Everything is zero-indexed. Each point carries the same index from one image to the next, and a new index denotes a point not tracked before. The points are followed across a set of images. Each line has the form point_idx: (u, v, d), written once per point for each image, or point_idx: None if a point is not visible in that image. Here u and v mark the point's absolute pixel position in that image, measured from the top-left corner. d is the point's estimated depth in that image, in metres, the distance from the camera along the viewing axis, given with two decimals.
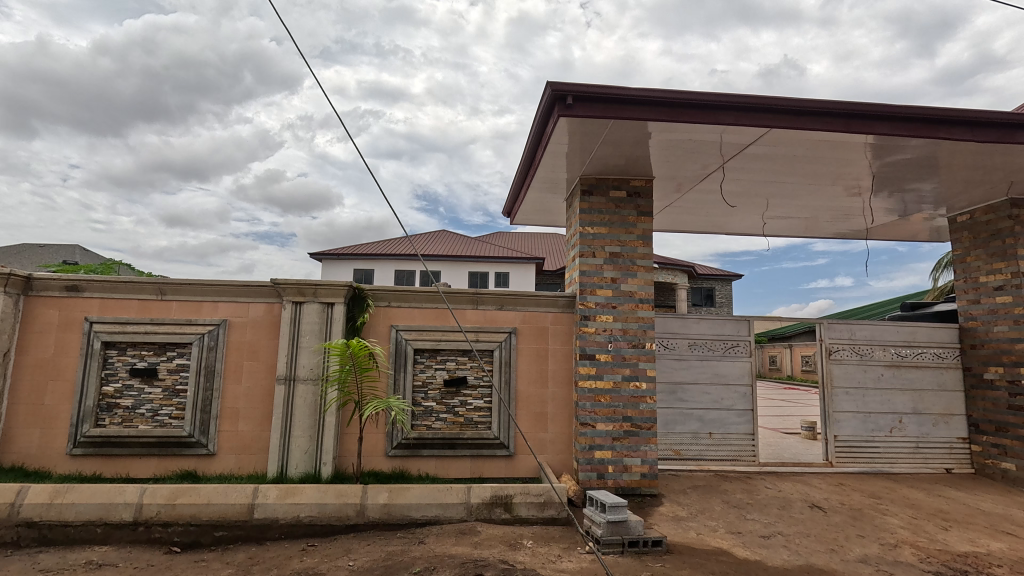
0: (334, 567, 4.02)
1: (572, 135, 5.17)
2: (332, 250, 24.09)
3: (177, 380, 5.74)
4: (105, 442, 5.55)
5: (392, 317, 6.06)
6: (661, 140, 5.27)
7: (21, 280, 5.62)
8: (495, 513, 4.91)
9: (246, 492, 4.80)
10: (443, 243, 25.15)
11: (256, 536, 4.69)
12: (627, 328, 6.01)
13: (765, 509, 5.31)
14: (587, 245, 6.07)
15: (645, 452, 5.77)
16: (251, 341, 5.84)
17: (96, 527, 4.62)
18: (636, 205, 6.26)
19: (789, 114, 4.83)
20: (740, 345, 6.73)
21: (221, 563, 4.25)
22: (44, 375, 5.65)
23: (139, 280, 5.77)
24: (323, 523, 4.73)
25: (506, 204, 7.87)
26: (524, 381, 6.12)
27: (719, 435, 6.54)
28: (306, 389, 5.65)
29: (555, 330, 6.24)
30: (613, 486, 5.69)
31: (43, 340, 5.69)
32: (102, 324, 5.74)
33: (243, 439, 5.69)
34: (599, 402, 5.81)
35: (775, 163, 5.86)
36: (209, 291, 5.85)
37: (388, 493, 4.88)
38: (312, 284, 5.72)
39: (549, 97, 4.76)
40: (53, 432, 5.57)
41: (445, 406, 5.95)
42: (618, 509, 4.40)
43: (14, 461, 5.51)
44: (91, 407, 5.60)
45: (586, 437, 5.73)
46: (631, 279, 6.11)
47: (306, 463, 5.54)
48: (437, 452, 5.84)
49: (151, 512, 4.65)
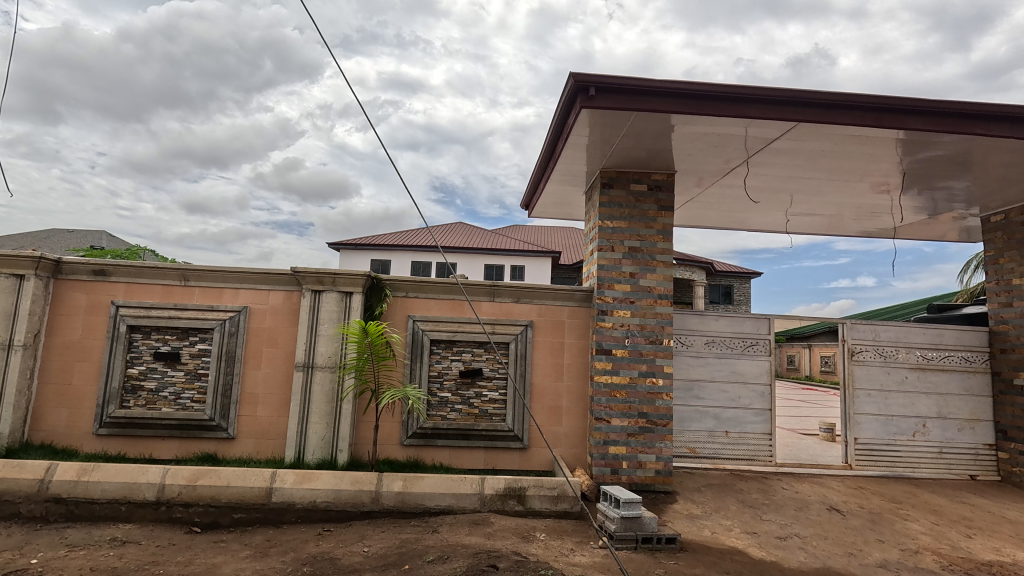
0: (350, 553, 4.07)
1: (594, 127, 5.10)
2: (350, 240, 24.28)
3: (199, 364, 5.84)
4: (130, 423, 5.70)
5: (410, 307, 6.10)
6: (683, 133, 5.16)
7: (51, 264, 5.76)
8: (509, 505, 4.93)
9: (265, 476, 4.88)
10: (459, 235, 25.24)
11: (273, 519, 4.77)
12: (645, 323, 5.95)
13: (781, 510, 5.23)
14: (605, 239, 6.01)
15: (660, 449, 5.73)
16: (271, 327, 5.93)
17: (121, 505, 4.75)
18: (657, 200, 6.17)
19: (817, 108, 4.69)
20: (759, 344, 6.62)
21: (240, 544, 4.33)
22: (72, 356, 5.80)
23: (163, 265, 5.86)
24: (339, 509, 4.81)
25: (524, 196, 7.85)
26: (540, 374, 6.11)
27: (735, 434, 6.46)
28: (323, 376, 5.72)
29: (572, 324, 6.21)
30: (627, 482, 5.66)
31: (71, 323, 5.84)
32: (128, 308, 5.87)
33: (262, 424, 5.78)
34: (614, 397, 5.78)
35: (801, 158, 5.71)
36: (231, 278, 5.94)
37: (403, 481, 4.92)
38: (331, 273, 5.76)
39: (572, 87, 4.68)
40: (80, 411, 5.73)
41: (460, 397, 5.98)
42: (633, 505, 4.37)
43: (44, 438, 5.70)
44: (117, 388, 5.74)
45: (601, 432, 5.71)
46: (651, 274, 6.03)
47: (323, 449, 5.62)
48: (451, 442, 5.87)
49: (173, 493, 4.76)
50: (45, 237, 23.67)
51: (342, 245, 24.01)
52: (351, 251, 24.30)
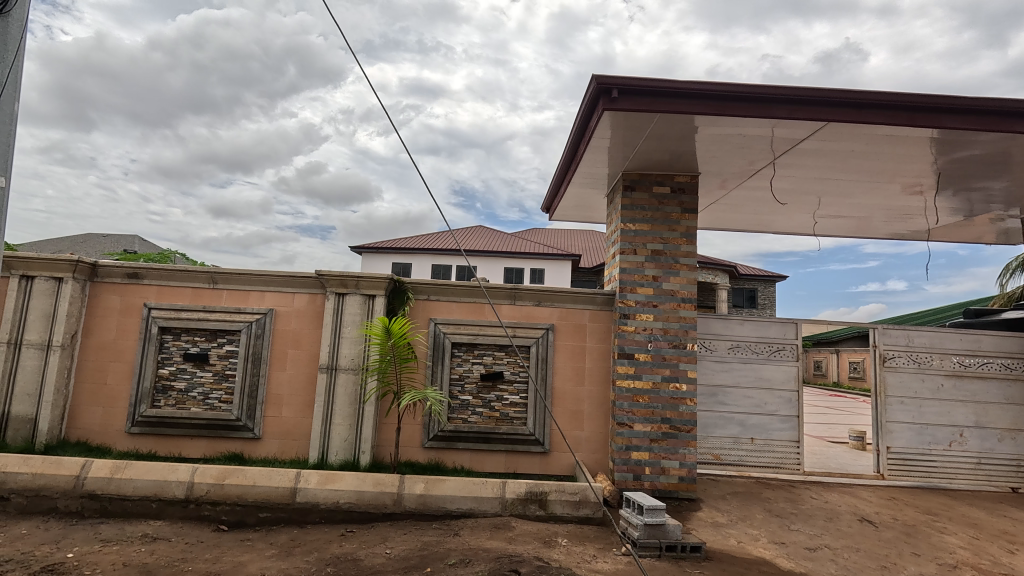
0: (372, 554, 4.09)
1: (616, 129, 5.07)
2: (372, 243, 24.60)
3: (226, 365, 5.97)
4: (161, 422, 5.85)
5: (431, 310, 6.14)
6: (707, 135, 5.09)
7: (87, 267, 5.97)
8: (530, 510, 4.90)
9: (290, 476, 4.95)
10: (479, 239, 25.34)
11: (297, 519, 4.84)
12: (668, 327, 5.87)
13: (811, 521, 5.09)
14: (627, 242, 5.96)
15: (684, 455, 5.63)
16: (296, 330, 6.03)
17: (152, 502, 4.88)
18: (681, 202, 6.09)
19: (848, 107, 4.57)
20: (785, 349, 6.47)
21: (265, 543, 4.40)
22: (107, 356, 5.99)
23: (193, 268, 6.02)
24: (361, 510, 4.84)
25: (545, 200, 7.85)
26: (561, 378, 6.08)
27: (761, 441, 6.32)
28: (347, 378, 5.78)
29: (593, 328, 6.16)
30: (650, 488, 5.59)
31: (106, 324, 6.03)
32: (159, 310, 6.03)
33: (286, 424, 5.88)
34: (637, 402, 5.71)
35: (829, 160, 5.59)
36: (257, 281, 6.07)
37: (424, 483, 4.94)
38: (355, 276, 5.83)
39: (594, 90, 4.66)
40: (113, 410, 5.91)
41: (481, 400, 5.98)
42: (657, 512, 4.30)
43: (79, 436, 5.88)
44: (148, 388, 5.90)
45: (623, 437, 5.64)
46: (674, 277, 5.95)
47: (346, 450, 5.68)
48: (472, 444, 5.88)
49: (202, 491, 4.86)
50: (81, 241, 24.52)
51: (363, 249, 24.33)
52: (373, 255, 24.62)
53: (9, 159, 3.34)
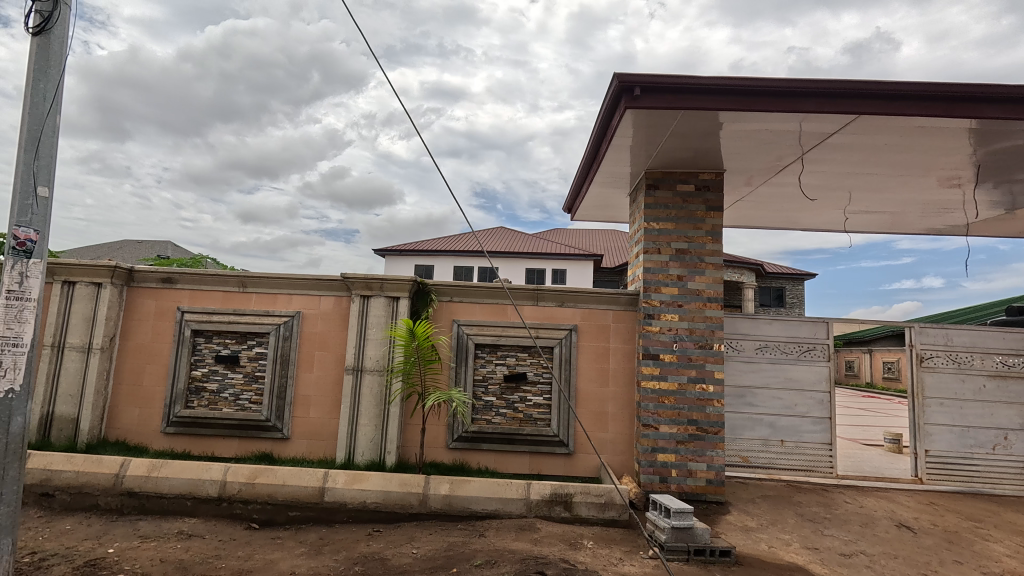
0: (399, 554, 4.13)
1: (638, 128, 5.01)
2: (395, 246, 24.88)
3: (256, 367, 6.11)
4: (194, 422, 6.02)
5: (454, 311, 6.17)
6: (733, 131, 5.00)
7: (124, 272, 6.19)
8: (555, 511, 4.87)
9: (318, 476, 5.04)
10: (501, 240, 25.39)
11: (326, 518, 4.92)
12: (694, 327, 5.77)
13: (845, 526, 4.94)
14: (651, 241, 5.90)
15: (712, 457, 5.53)
16: (323, 332, 6.13)
17: (187, 500, 5.02)
18: (706, 200, 5.99)
19: (881, 99, 4.43)
20: (816, 349, 6.30)
21: (295, 542, 4.48)
22: (143, 359, 6.19)
23: (223, 273, 6.19)
24: (388, 510, 4.90)
25: (567, 200, 7.81)
26: (585, 379, 6.04)
27: (791, 443, 6.17)
28: (372, 379, 5.86)
29: (617, 328, 6.10)
30: (677, 490, 5.51)
31: (142, 327, 6.24)
32: (192, 313, 6.21)
33: (314, 425, 5.99)
34: (663, 403, 5.63)
35: (860, 154, 5.42)
36: (285, 285, 6.20)
37: (449, 484, 4.96)
38: (379, 278, 5.90)
39: (616, 88, 4.62)
40: (150, 410, 6.11)
41: (505, 401, 5.99)
42: (684, 515, 4.24)
43: (118, 435, 6.10)
44: (183, 389, 6.08)
45: (648, 439, 5.58)
46: (699, 277, 5.85)
47: (371, 450, 5.75)
48: (496, 445, 5.89)
49: (234, 490, 4.99)
50: (118, 248, 25.45)
51: (387, 252, 24.63)
52: (396, 258, 24.90)
53: (53, 171, 3.49)
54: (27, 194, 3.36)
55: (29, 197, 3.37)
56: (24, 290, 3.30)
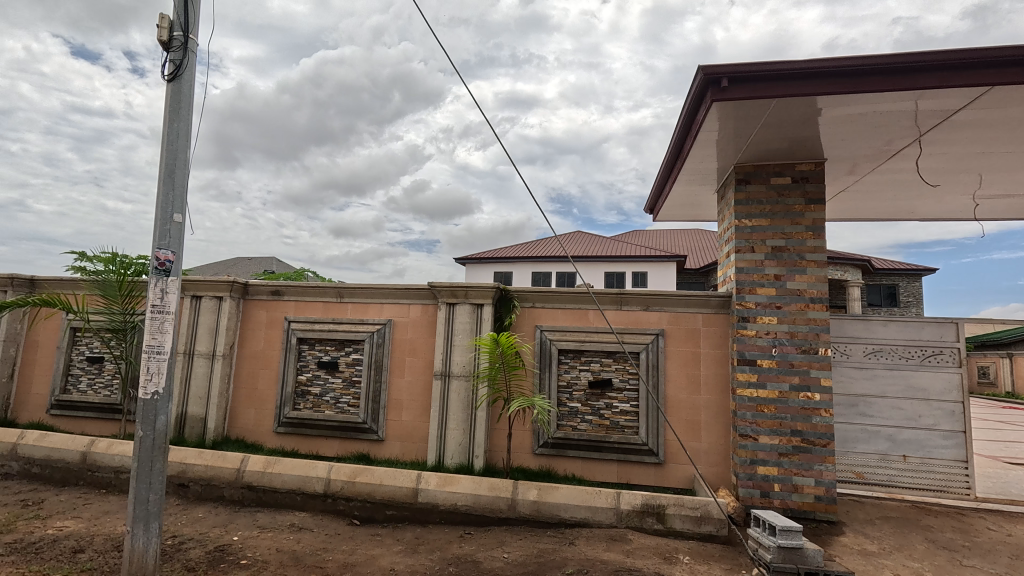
0: (491, 557, 4.19)
1: (726, 121, 4.76)
2: (475, 254, 25.54)
3: (353, 372, 6.52)
4: (301, 423, 6.53)
5: (537, 317, 6.20)
6: (835, 116, 4.59)
7: (240, 286, 6.87)
8: (647, 523, 4.71)
9: (412, 477, 5.25)
10: (579, 244, 25.19)
11: (420, 518, 5.12)
12: (796, 331, 5.34)
13: (990, 556, 4.31)
14: (743, 240, 5.57)
15: (820, 472, 5.08)
16: (412, 339, 6.41)
17: (297, 495, 5.44)
18: (804, 192, 5.54)
19: (1021, 66, 3.85)
20: (943, 353, 5.59)
21: (393, 539, 4.70)
22: (257, 364, 6.83)
23: (322, 285, 6.68)
24: (479, 513, 4.99)
25: (648, 201, 7.59)
26: (674, 385, 5.80)
27: (916, 459, 5.51)
28: (460, 385, 6.02)
29: (708, 333, 5.81)
30: (781, 507, 5.11)
31: (256, 335, 6.89)
32: (297, 323, 6.76)
33: (406, 428, 6.26)
34: (761, 412, 5.26)
35: (994, 131, 4.76)
36: (377, 294, 6.56)
37: (538, 490, 4.97)
38: (464, 286, 6.06)
39: (702, 81, 4.42)
40: (264, 411, 6.71)
41: (591, 408, 5.90)
42: (792, 534, 3.91)
43: (238, 433, 6.76)
44: (291, 392, 6.63)
45: (747, 450, 5.24)
46: (799, 276, 5.41)
47: (460, 454, 5.90)
48: (583, 452, 5.82)
49: (337, 487, 5.33)
50: (232, 265, 28.40)
51: (467, 260, 25.34)
52: (476, 265, 25.53)
53: (185, 199, 3.95)
54: (165, 220, 3.83)
55: (167, 222, 3.84)
56: (164, 304, 3.76)
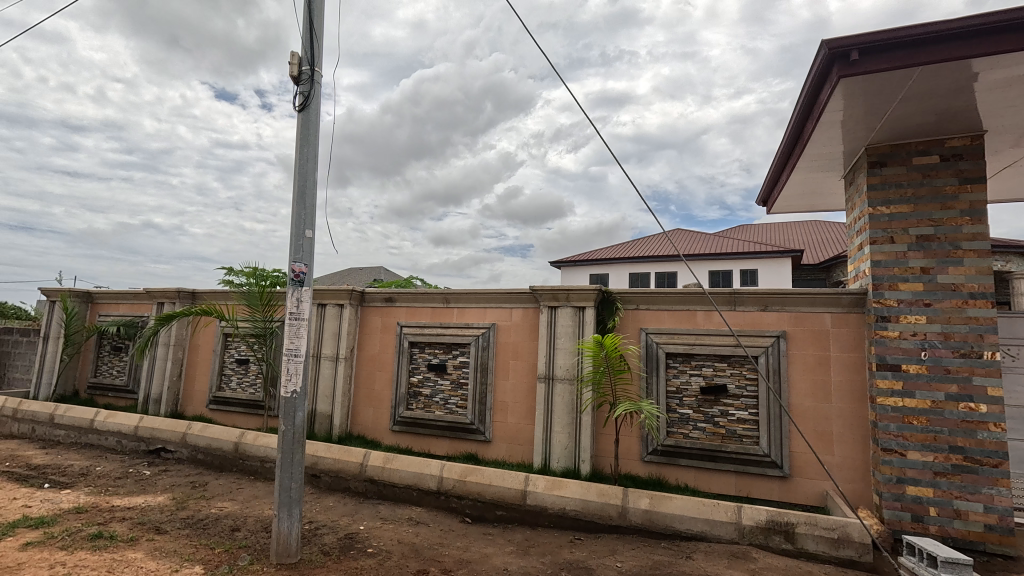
0: (603, 565, 4.11)
1: (856, 98, 4.27)
2: (570, 257, 25.42)
3: (460, 375, 6.78)
4: (414, 422, 6.91)
5: (642, 319, 6.00)
6: (998, 79, 3.92)
7: (358, 294, 7.44)
8: (774, 541, 4.34)
9: (520, 479, 5.32)
10: (679, 243, 24.06)
11: (529, 520, 5.16)
12: (952, 331, 4.62)
13: None
14: (880, 230, 4.97)
15: (991, 497, 4.34)
16: (516, 342, 6.51)
17: (413, 490, 5.76)
18: (958, 171, 4.79)
19: None
20: None
21: (504, 539, 4.80)
22: (374, 366, 7.35)
23: (430, 291, 7.03)
24: (588, 519, 4.93)
25: (761, 192, 7.04)
26: (799, 392, 5.30)
27: None
28: (564, 388, 6.00)
29: (838, 334, 5.23)
30: (938, 534, 4.45)
31: (373, 339, 7.42)
32: (408, 327, 7.17)
33: (512, 430, 6.37)
34: (910, 424, 4.62)
35: None
36: (480, 299, 6.76)
37: (649, 499, 4.79)
38: (565, 289, 6.04)
39: (826, 58, 4.01)
40: (381, 410, 7.20)
41: (703, 414, 5.58)
42: (961, 568, 3.36)
43: (359, 430, 7.32)
44: (404, 393, 7.04)
45: (892, 467, 4.64)
46: (954, 268, 4.68)
47: (566, 458, 5.86)
48: (696, 462, 5.51)
49: (450, 485, 5.56)
50: (346, 275, 30.94)
51: (563, 263, 25.30)
52: (572, 268, 25.40)
53: (315, 216, 4.37)
54: (299, 236, 4.26)
55: (301, 239, 4.27)
56: (299, 311, 4.18)
